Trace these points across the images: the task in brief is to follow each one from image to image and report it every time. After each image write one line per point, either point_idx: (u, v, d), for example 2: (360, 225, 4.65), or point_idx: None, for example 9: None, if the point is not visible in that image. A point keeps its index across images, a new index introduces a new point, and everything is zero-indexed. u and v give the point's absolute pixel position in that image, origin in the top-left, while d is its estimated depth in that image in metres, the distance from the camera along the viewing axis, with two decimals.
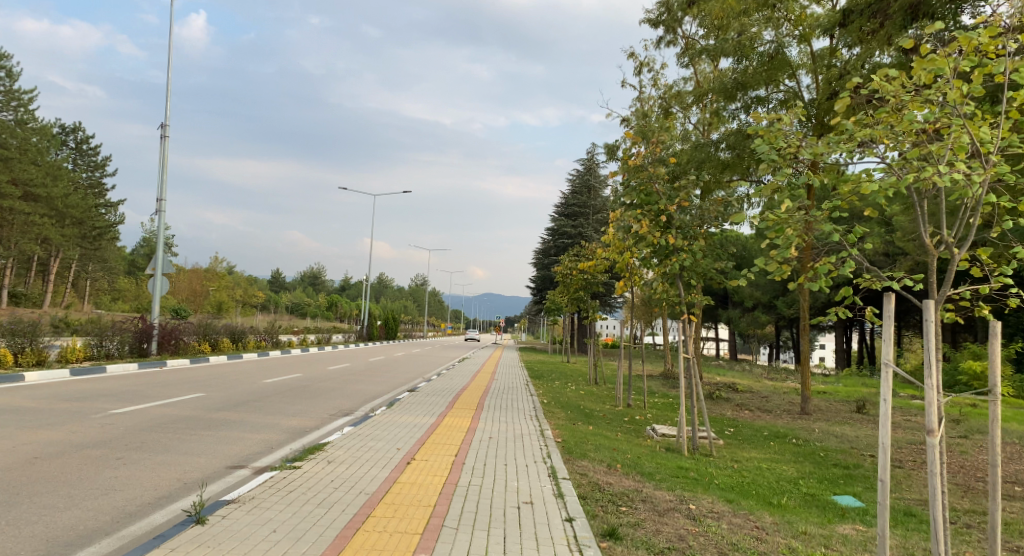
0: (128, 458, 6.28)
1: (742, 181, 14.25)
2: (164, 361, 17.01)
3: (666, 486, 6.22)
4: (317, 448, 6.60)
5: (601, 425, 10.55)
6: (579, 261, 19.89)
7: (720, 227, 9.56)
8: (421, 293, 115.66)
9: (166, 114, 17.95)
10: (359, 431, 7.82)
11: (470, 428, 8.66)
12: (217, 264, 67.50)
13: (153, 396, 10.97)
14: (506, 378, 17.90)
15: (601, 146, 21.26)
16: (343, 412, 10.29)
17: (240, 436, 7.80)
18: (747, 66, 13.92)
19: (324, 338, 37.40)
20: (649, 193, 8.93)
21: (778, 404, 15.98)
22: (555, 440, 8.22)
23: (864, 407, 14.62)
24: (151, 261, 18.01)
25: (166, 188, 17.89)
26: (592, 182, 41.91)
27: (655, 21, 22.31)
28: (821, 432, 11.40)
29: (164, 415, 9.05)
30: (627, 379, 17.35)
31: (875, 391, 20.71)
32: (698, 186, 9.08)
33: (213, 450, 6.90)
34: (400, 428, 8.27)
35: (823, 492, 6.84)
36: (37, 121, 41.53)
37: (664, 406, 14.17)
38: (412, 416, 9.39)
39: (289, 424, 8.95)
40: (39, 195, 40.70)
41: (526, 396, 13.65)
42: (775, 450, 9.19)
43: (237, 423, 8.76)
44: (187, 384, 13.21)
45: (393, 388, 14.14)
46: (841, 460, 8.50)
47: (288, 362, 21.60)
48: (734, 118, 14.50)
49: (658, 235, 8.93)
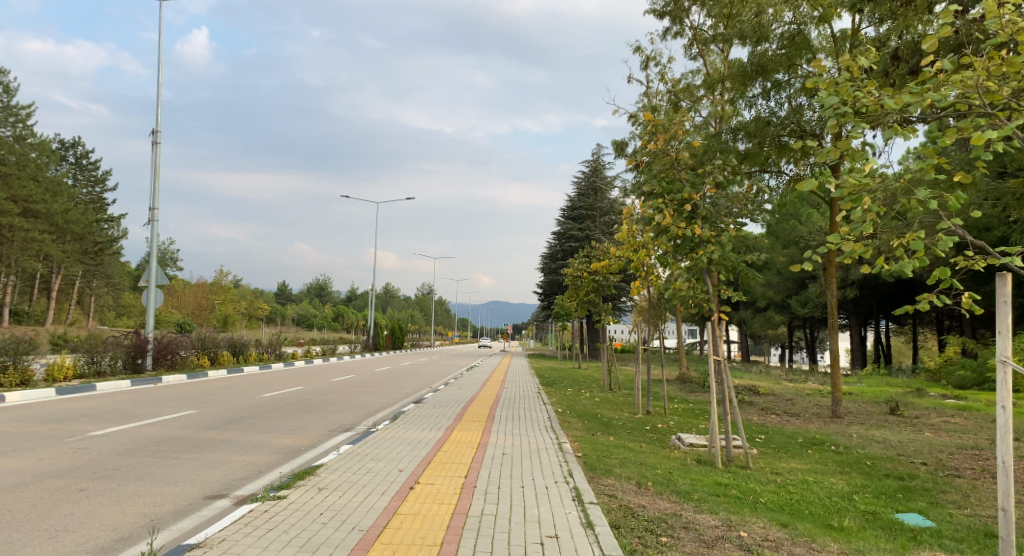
0: (94, 490, 5.52)
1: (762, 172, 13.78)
2: (160, 376, 16.29)
3: (709, 508, 5.43)
4: (307, 472, 5.81)
5: (623, 435, 9.78)
6: (589, 263, 19.08)
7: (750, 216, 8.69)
8: (428, 301, 114.99)
9: (157, 119, 17.26)
10: (357, 450, 7.03)
11: (482, 443, 7.90)
12: (222, 277, 66.98)
13: (140, 415, 10.22)
14: (517, 386, 17.10)
15: (610, 142, 20.71)
16: (343, 428, 9.51)
17: (227, 459, 7.02)
18: (765, 50, 13.35)
19: (328, 349, 36.69)
20: (672, 180, 8.32)
21: (805, 408, 15.13)
22: (575, 456, 7.43)
23: (898, 408, 13.80)
24: (144, 273, 17.31)
25: (158, 196, 17.20)
26: (598, 184, 41.15)
27: (660, 13, 21.63)
28: (861, 437, 10.57)
29: (147, 436, 8.29)
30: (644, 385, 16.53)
31: (902, 391, 19.83)
32: (725, 172, 8.36)
33: (192, 477, 6.14)
34: (403, 445, 7.48)
35: (884, 509, 5.98)
36: (36, 137, 41.10)
37: (686, 413, 13.37)
38: (417, 431, 8.60)
39: (283, 443, 8.18)
40: (39, 211, 40.19)
41: (540, 406, 12.83)
42: (816, 460, 8.38)
43: (226, 444, 8.00)
44: (179, 401, 12.46)
45: (398, 400, 13.36)
46: (892, 470, 7.68)
47: (291, 375, 20.87)
48: (751, 105, 13.93)
49: (682, 226, 8.12)
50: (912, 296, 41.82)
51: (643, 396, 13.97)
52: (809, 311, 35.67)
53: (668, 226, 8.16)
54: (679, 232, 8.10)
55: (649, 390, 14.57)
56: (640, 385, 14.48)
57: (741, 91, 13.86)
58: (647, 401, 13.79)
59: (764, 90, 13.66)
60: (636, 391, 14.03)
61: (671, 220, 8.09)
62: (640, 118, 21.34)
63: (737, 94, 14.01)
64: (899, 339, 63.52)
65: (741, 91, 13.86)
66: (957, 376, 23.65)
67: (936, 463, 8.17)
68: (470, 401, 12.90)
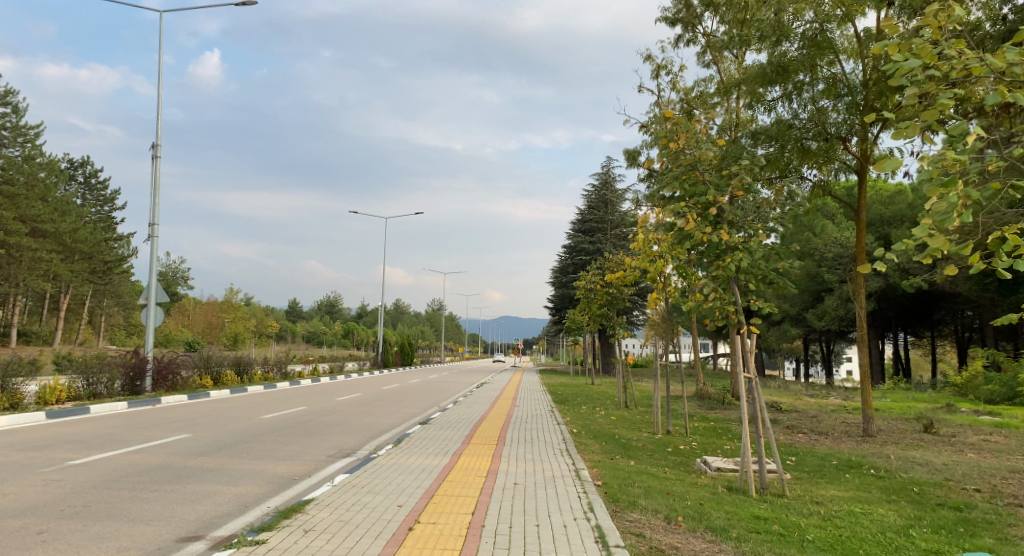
0: (55, 532, 4.90)
1: (784, 178, 13.12)
2: (159, 398, 15.74)
3: (751, 549, 4.76)
4: (294, 511, 5.16)
5: (644, 459, 9.10)
6: (602, 276, 18.43)
7: (782, 216, 7.97)
8: (438, 317, 114.57)
9: (157, 133, 16.85)
10: (353, 481, 6.37)
11: (490, 471, 7.22)
12: (232, 295, 66.77)
13: (130, 439, 9.64)
14: (529, 404, 16.42)
15: (622, 152, 20.15)
16: (343, 453, 8.87)
17: (212, 492, 6.39)
18: (786, 50, 12.75)
19: (337, 367, 36.09)
20: (695, 182, 7.73)
21: (833, 426, 14.37)
22: (594, 485, 6.76)
23: (932, 426, 13.04)
24: (144, 290, 16.83)
25: (158, 211, 16.74)
26: (608, 196, 40.58)
27: (672, 19, 21.08)
28: (900, 459, 9.83)
29: (131, 464, 7.69)
30: (662, 402, 15.82)
31: (931, 407, 19.01)
32: (753, 171, 7.76)
33: (171, 513, 5.53)
34: (404, 473, 6.83)
35: (947, 548, 5.26)
36: (45, 156, 41.06)
37: (709, 433, 12.66)
38: (420, 456, 7.95)
39: (277, 472, 7.56)
40: (47, 231, 40.03)
41: (552, 426, 12.16)
42: (858, 487, 7.65)
43: (215, 473, 7.37)
44: (175, 424, 11.86)
45: (404, 421, 12.72)
46: (946, 499, 6.95)
47: (296, 394, 20.27)
48: (770, 108, 13.35)
49: (707, 231, 7.47)
50: (931, 308, 40.85)
51: (662, 415, 13.25)
52: (827, 324, 34.78)
53: (690, 232, 7.51)
54: (702, 238, 7.46)
55: (669, 408, 13.87)
56: (658, 403, 13.78)
57: (758, 93, 13.26)
58: (668, 420, 13.08)
59: (782, 93, 13.07)
60: (656, 410, 13.32)
61: (694, 225, 7.43)
62: (652, 127, 20.81)
63: (754, 97, 13.41)
64: (917, 352, 62.22)
65: (758, 95, 13.28)
66: (986, 391, 22.74)
67: (991, 490, 7.45)
68: (479, 421, 12.24)
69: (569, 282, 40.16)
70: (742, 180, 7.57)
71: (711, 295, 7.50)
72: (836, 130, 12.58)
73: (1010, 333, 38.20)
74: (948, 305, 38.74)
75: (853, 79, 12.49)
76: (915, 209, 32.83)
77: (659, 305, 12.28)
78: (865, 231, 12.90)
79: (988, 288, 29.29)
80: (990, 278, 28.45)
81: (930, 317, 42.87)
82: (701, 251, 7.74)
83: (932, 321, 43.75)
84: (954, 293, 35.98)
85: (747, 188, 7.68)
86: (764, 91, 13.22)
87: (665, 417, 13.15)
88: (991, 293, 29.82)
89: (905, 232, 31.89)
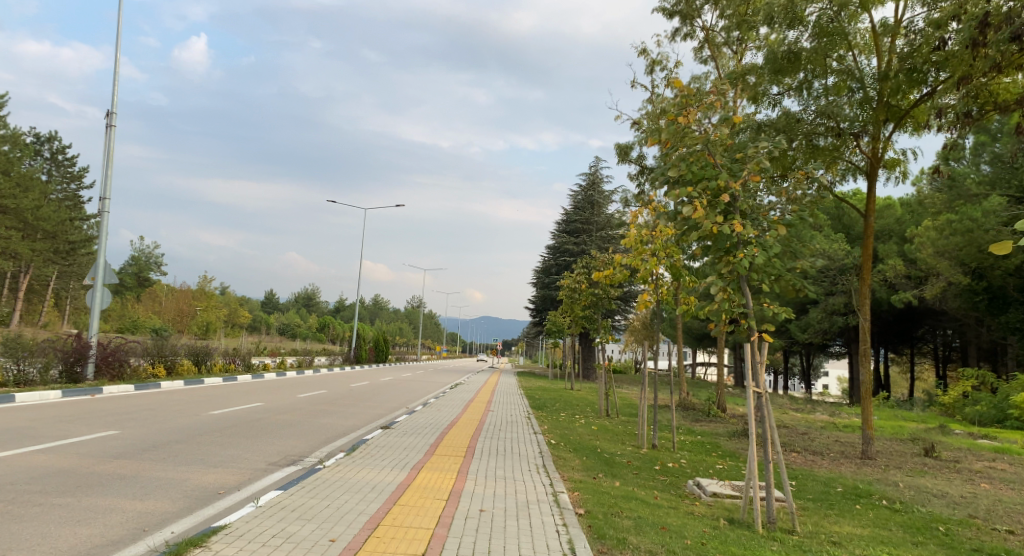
0: None
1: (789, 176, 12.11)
2: (100, 386, 14.45)
3: None
4: (191, 545, 4.05)
5: (631, 480, 8.05)
6: (587, 276, 17.44)
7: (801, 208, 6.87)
8: (416, 314, 113.26)
9: (113, 99, 15.54)
10: (283, 502, 5.26)
11: (454, 493, 6.11)
12: (206, 283, 65.05)
13: (45, 434, 8.42)
14: (504, 408, 15.32)
15: (613, 147, 19.20)
16: (288, 461, 7.72)
17: (110, 507, 5.24)
18: (801, 34, 11.56)
19: (306, 360, 34.86)
20: (704, 165, 6.70)
21: (827, 445, 13.45)
22: (576, 517, 5.66)
23: (933, 450, 12.18)
24: (90, 269, 15.51)
25: (110, 184, 15.43)
26: (595, 197, 39.67)
27: (671, 12, 20.17)
28: (911, 488, 8.87)
29: (29, 466, 6.50)
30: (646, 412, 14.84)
31: (923, 427, 18.23)
32: (773, 152, 6.71)
33: (38, 540, 4.35)
34: (349, 493, 5.73)
35: None
36: (9, 128, 39.25)
37: (697, 448, 11.67)
38: (374, 470, 6.82)
39: (201, 483, 6.42)
40: (8, 207, 38.22)
41: (528, 435, 11.04)
42: (876, 523, 6.68)
43: (125, 482, 6.20)
44: (108, 417, 10.60)
45: (366, 423, 11.53)
46: (980, 544, 5.99)
47: (257, 389, 19.00)
48: (776, 103, 12.31)
49: (717, 221, 6.39)
50: (913, 324, 40.48)
51: (648, 426, 12.28)
52: (810, 336, 34.14)
53: (697, 219, 6.43)
54: (711, 228, 6.36)
55: (655, 419, 12.88)
56: (643, 411, 12.78)
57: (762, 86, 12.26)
58: (654, 432, 12.11)
59: (789, 87, 12.11)
60: (642, 420, 12.37)
61: (703, 214, 6.35)
62: (645, 124, 19.92)
63: (757, 90, 12.43)
64: (894, 368, 62.08)
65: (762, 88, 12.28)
66: (974, 412, 22.08)
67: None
68: (447, 427, 11.11)
69: (551, 283, 39.20)
70: (760, 163, 6.52)
71: (720, 302, 6.36)
72: (848, 127, 11.57)
73: (992, 352, 37.90)
74: (931, 322, 38.35)
75: (866, 72, 11.51)
76: (903, 223, 32.26)
77: (650, 307, 11.27)
78: (873, 237, 11.96)
79: (976, 306, 28.77)
80: (979, 295, 27.89)
81: (911, 334, 42.54)
82: (706, 244, 6.69)
83: (912, 336, 43.46)
84: (938, 310, 35.56)
85: (766, 172, 6.65)
86: (769, 83, 12.22)
87: (653, 429, 12.17)
88: (978, 311, 29.33)
89: (892, 247, 31.31)
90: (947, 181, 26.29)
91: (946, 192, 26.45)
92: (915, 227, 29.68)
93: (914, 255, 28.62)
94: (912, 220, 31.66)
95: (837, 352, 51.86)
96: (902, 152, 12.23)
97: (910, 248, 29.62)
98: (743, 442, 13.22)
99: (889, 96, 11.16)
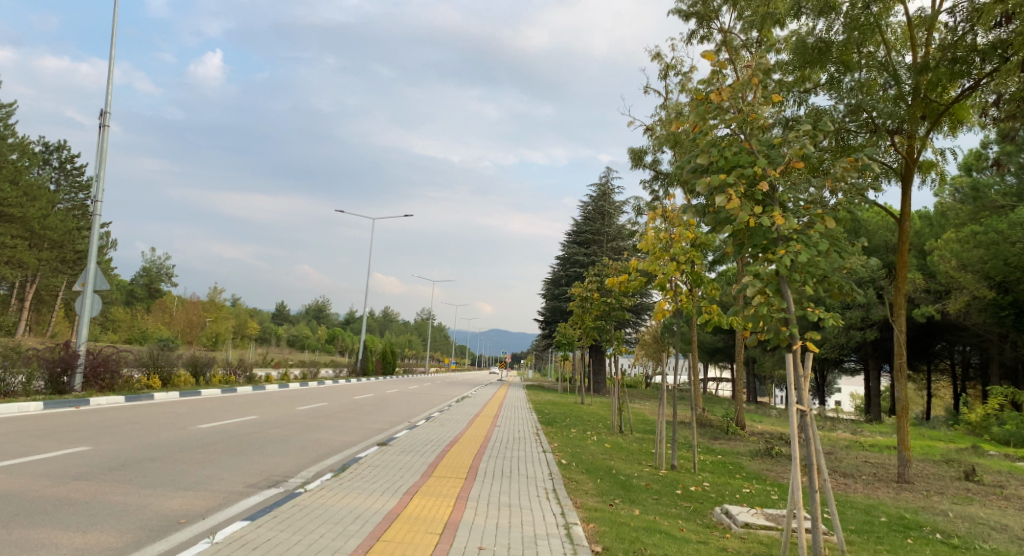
0: None
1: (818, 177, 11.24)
2: (87, 398, 13.71)
3: None
4: None
5: (652, 508, 7.20)
6: (599, 285, 16.63)
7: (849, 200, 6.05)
8: (425, 327, 112.54)
9: (107, 99, 15.01)
10: (247, 538, 4.52)
11: (451, 525, 5.31)
12: (215, 295, 64.70)
13: (9, 450, 7.69)
14: (512, 424, 14.49)
15: (628, 152, 18.50)
16: (269, 483, 6.96)
17: (46, 542, 4.48)
18: (833, 23, 10.70)
19: (311, 372, 34.12)
20: (738, 151, 5.91)
21: (859, 467, 12.51)
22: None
23: (974, 474, 11.22)
24: (80, 275, 14.88)
25: (102, 187, 14.85)
26: (606, 207, 38.91)
27: (686, 13, 19.51)
28: (963, 519, 7.95)
29: None
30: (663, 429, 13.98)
31: (954, 448, 17.20)
32: (817, 136, 5.91)
33: None
34: (327, 526, 4.98)
35: None
36: (16, 137, 39.08)
37: (718, 470, 10.77)
38: (362, 496, 6.05)
39: (164, 510, 5.65)
40: (14, 215, 37.92)
41: (536, 454, 10.20)
42: None
43: (77, 508, 5.46)
44: (86, 431, 9.87)
45: (362, 440, 10.73)
46: None
47: (255, 401, 18.24)
48: (803, 102, 11.43)
49: (755, 213, 5.60)
50: (933, 339, 39.26)
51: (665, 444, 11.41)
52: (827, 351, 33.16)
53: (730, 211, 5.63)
54: (747, 220, 5.55)
55: (674, 437, 12.02)
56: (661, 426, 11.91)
57: (789, 85, 11.39)
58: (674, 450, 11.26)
59: (818, 82, 11.26)
60: (660, 438, 11.53)
61: (739, 204, 5.55)
62: (659, 129, 19.18)
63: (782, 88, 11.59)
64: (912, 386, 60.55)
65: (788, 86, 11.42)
66: (1006, 432, 20.95)
67: None
68: (449, 445, 10.29)
69: (561, 295, 38.39)
70: (804, 148, 5.71)
71: (760, 305, 5.53)
72: (886, 125, 10.62)
73: (1015, 370, 36.70)
74: (952, 338, 37.18)
75: (900, 66, 10.68)
76: (924, 235, 31.24)
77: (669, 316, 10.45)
78: (909, 245, 11.05)
79: (1002, 322, 27.67)
80: (1005, 310, 26.80)
81: (930, 349, 41.37)
82: (737, 239, 5.88)
83: (931, 353, 42.23)
84: (959, 325, 34.43)
85: (809, 157, 5.86)
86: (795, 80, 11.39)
87: (672, 447, 11.31)
88: (1003, 326, 28.25)
89: (912, 260, 30.31)
90: (972, 191, 25.17)
91: (971, 203, 25.29)
92: (936, 239, 28.68)
93: (936, 267, 27.58)
94: (933, 233, 30.60)
95: (853, 368, 50.63)
96: (940, 154, 11.35)
97: (931, 260, 28.63)
98: (767, 462, 12.29)
99: (927, 92, 10.31)
